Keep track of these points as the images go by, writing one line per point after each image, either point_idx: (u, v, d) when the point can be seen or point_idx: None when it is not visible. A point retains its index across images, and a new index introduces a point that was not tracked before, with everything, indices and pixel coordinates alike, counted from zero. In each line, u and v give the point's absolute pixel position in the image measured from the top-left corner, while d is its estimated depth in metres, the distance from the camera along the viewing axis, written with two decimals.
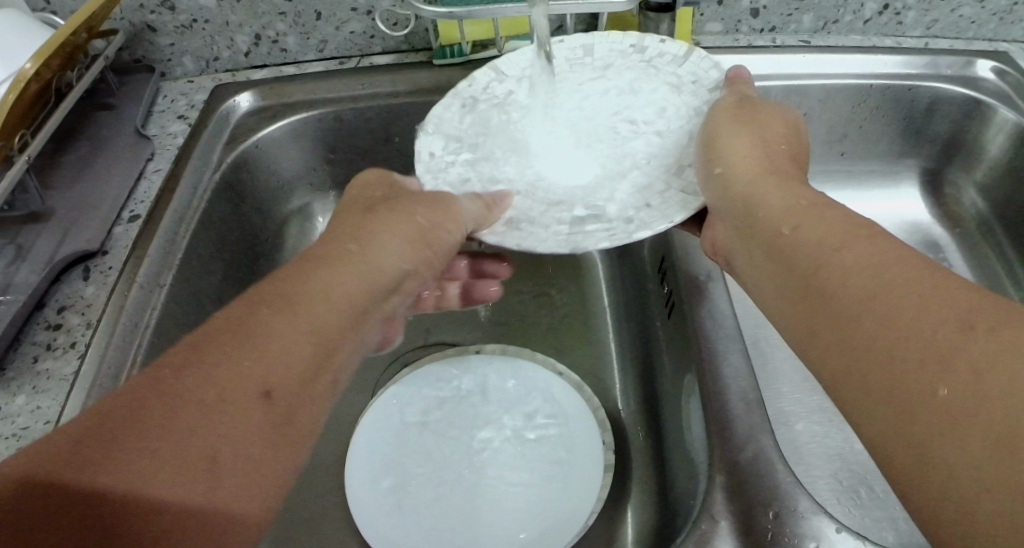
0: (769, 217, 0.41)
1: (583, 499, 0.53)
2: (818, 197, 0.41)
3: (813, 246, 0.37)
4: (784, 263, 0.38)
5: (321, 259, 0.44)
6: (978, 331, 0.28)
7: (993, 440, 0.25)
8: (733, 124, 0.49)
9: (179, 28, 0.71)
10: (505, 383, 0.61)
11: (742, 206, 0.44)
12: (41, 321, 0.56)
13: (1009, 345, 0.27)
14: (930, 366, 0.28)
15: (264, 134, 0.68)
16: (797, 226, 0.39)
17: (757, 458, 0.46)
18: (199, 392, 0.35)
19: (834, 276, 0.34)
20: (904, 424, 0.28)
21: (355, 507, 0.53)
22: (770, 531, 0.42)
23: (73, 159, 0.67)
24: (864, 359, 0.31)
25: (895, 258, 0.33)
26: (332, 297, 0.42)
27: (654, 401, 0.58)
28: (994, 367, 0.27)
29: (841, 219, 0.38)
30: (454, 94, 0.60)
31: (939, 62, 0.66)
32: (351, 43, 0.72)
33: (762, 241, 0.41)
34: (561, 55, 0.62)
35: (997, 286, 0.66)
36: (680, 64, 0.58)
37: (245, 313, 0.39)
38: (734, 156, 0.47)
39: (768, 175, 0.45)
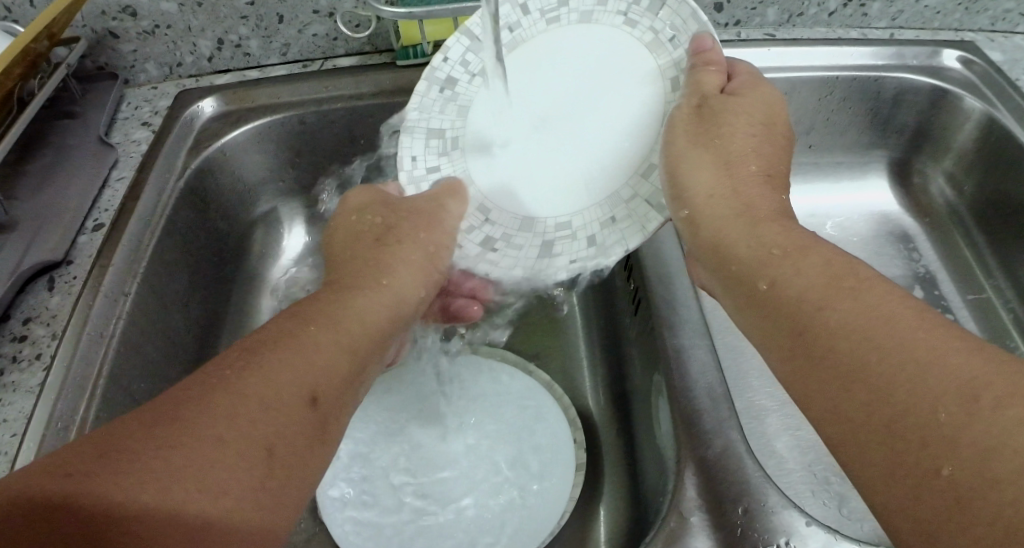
0: (743, 268, 0.40)
1: (559, 493, 0.52)
2: (789, 243, 0.39)
3: (793, 301, 0.36)
4: (767, 317, 0.37)
5: (345, 288, 0.44)
6: (981, 405, 0.27)
7: (1007, 527, 0.25)
8: (692, 151, 0.46)
9: (140, 35, 0.70)
10: (476, 384, 0.61)
11: (714, 254, 0.43)
12: (6, 334, 0.55)
13: (1014, 423, 0.26)
14: (935, 443, 0.28)
15: (228, 139, 0.68)
16: (774, 281, 0.37)
17: (724, 452, 0.45)
18: (231, 403, 0.33)
19: (820, 337, 0.33)
20: (912, 500, 0.28)
21: (326, 515, 0.52)
22: (741, 526, 0.42)
23: (36, 168, 0.66)
24: (868, 428, 0.30)
25: (880, 318, 0.32)
26: (353, 317, 0.42)
27: (624, 396, 0.58)
28: (1001, 446, 0.26)
29: (819, 267, 0.36)
30: (429, 76, 0.53)
31: (905, 53, 0.66)
32: (313, 46, 0.72)
33: (741, 294, 0.40)
34: (533, 8, 0.51)
35: (967, 275, 0.66)
36: (657, 13, 0.49)
37: (267, 333, 0.38)
38: (696, 197, 0.45)
39: (738, 216, 0.42)
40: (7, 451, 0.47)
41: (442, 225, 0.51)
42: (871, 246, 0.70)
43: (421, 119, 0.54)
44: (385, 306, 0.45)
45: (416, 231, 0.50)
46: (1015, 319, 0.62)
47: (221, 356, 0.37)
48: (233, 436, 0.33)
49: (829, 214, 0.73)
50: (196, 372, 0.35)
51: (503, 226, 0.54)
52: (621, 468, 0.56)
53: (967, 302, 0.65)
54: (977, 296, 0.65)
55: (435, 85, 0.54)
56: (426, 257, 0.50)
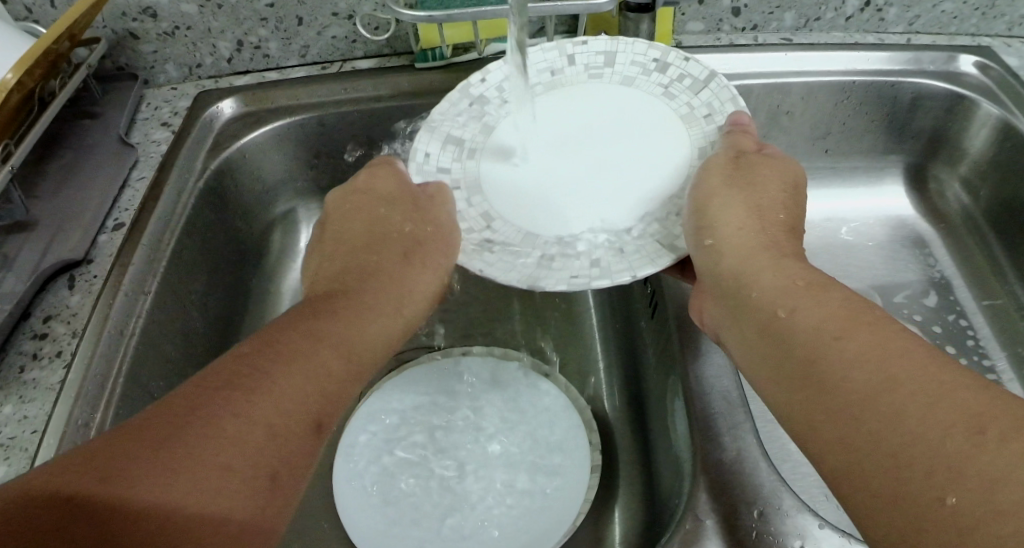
0: (762, 297, 0.40)
1: (574, 495, 0.53)
2: (813, 277, 0.40)
3: (811, 331, 0.36)
4: (781, 348, 0.37)
5: (352, 291, 0.44)
6: (988, 437, 0.28)
7: None
8: (725, 190, 0.47)
9: (161, 36, 0.71)
10: (490, 388, 0.61)
11: (732, 282, 0.43)
12: (26, 332, 0.56)
13: (1019, 457, 0.26)
14: (940, 473, 0.28)
15: (248, 139, 0.68)
16: (793, 310, 0.38)
17: (740, 455, 0.46)
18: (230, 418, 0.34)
19: (834, 367, 0.34)
20: (912, 530, 0.28)
21: (341, 512, 0.53)
22: (755, 530, 0.42)
23: (57, 167, 0.67)
24: (870, 457, 0.30)
25: (895, 352, 0.33)
26: (360, 338, 0.42)
27: (641, 403, 0.58)
28: (1005, 479, 0.26)
29: (838, 303, 0.37)
30: (463, 89, 0.57)
31: (922, 57, 0.66)
32: (333, 48, 0.72)
33: (755, 324, 0.40)
34: (579, 61, 0.58)
35: (983, 282, 0.66)
36: (697, 92, 0.55)
37: (273, 341, 0.39)
38: (724, 228, 0.45)
39: (762, 249, 0.43)
40: (29, 448, 0.48)
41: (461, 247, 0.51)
42: (887, 251, 0.70)
43: (444, 123, 0.56)
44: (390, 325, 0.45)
45: (432, 247, 0.49)
46: None
47: (227, 359, 0.37)
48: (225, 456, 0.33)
49: (845, 218, 0.73)
50: (200, 376, 0.36)
51: (504, 236, 0.52)
52: (636, 472, 0.56)
53: (982, 307, 0.65)
54: (993, 302, 0.65)
55: (468, 100, 0.57)
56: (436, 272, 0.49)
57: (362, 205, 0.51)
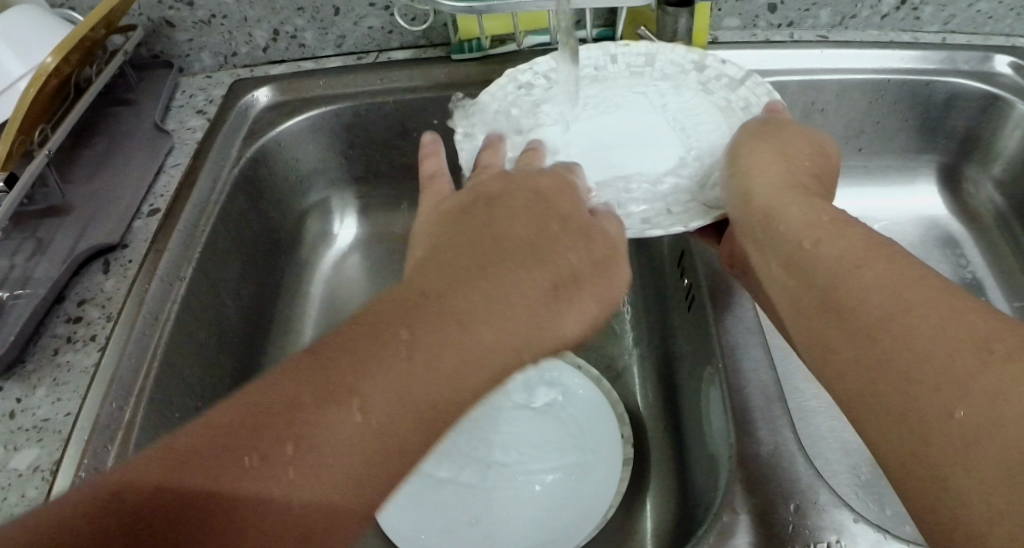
0: (788, 230, 0.41)
1: (603, 488, 0.53)
2: (838, 215, 0.41)
3: (832, 260, 0.37)
4: (802, 279, 0.38)
5: (471, 298, 0.36)
6: (995, 357, 0.28)
7: (1009, 467, 0.25)
8: (755, 143, 0.49)
9: (196, 24, 0.72)
10: (522, 379, 0.61)
11: (760, 221, 0.44)
12: (60, 314, 0.56)
13: (1023, 376, 0.27)
14: (944, 389, 0.28)
15: (283, 128, 0.69)
16: (818, 240, 0.39)
17: (776, 451, 0.46)
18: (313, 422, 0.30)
19: (853, 290, 0.35)
20: (920, 450, 0.28)
21: (379, 508, 0.53)
22: (792, 523, 0.43)
23: (94, 153, 0.68)
24: (881, 377, 0.31)
25: (911, 277, 0.33)
26: (478, 355, 0.35)
27: (673, 388, 0.59)
28: (1002, 392, 0.27)
29: (859, 237, 0.38)
30: (510, 76, 0.60)
31: (956, 57, 0.66)
32: (368, 38, 0.73)
33: (779, 256, 0.41)
34: (621, 61, 0.61)
35: (1014, 283, 0.65)
36: (734, 89, 0.57)
37: (408, 324, 0.34)
38: (754, 172, 0.47)
39: (790, 189, 0.44)
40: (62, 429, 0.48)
41: (615, 268, 0.43)
42: (918, 251, 0.69)
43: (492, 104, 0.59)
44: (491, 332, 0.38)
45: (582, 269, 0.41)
46: None
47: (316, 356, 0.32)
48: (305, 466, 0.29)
49: (875, 217, 0.73)
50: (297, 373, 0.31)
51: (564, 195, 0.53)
52: (669, 466, 0.56)
53: (1014, 309, 0.64)
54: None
55: (513, 85, 0.60)
56: (580, 289, 0.40)
57: (507, 197, 0.45)
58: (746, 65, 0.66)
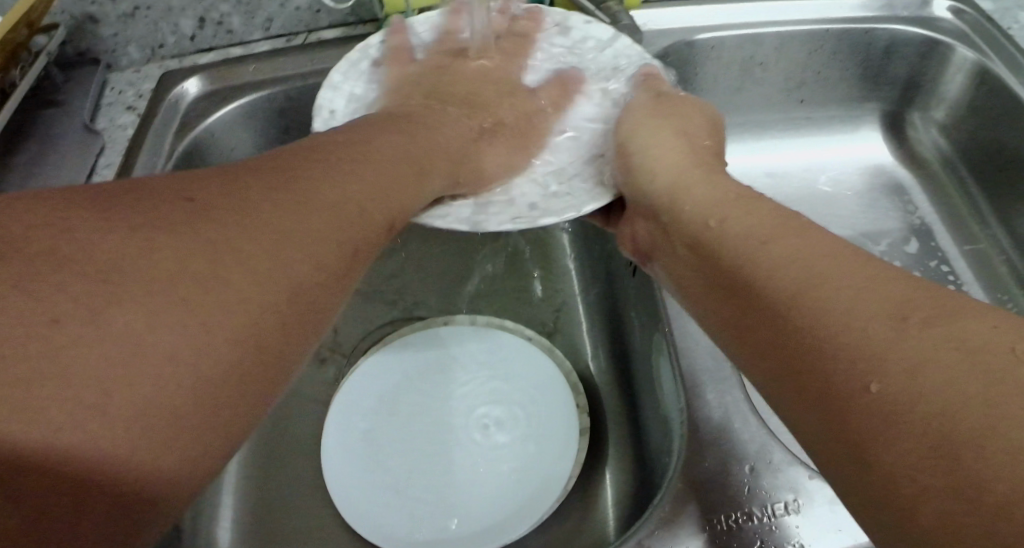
0: (695, 210, 0.42)
1: (563, 460, 0.53)
2: (744, 192, 0.41)
3: (739, 237, 0.37)
4: (708, 261, 0.38)
5: (349, 160, 0.37)
6: (911, 323, 0.27)
7: (934, 436, 0.23)
8: (651, 122, 0.51)
9: (120, 18, 0.69)
10: (476, 356, 0.60)
11: (668, 202, 0.45)
12: None
13: (940, 337, 0.26)
14: (863, 359, 0.26)
15: (215, 118, 0.67)
16: (724, 219, 0.39)
17: (727, 415, 0.47)
18: (143, 324, 0.24)
19: (758, 267, 0.34)
20: (844, 421, 0.26)
21: (338, 501, 0.52)
22: (748, 484, 0.43)
23: (23, 159, 0.66)
24: (793, 356, 0.29)
25: (817, 250, 0.33)
26: (298, 242, 0.30)
27: (626, 355, 0.58)
28: (921, 365, 0.25)
29: (767, 212, 0.38)
30: (362, 51, 0.57)
31: (895, 4, 0.65)
32: (296, 19, 0.71)
33: (688, 240, 0.41)
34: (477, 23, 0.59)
35: (961, 226, 0.66)
36: (603, 51, 0.58)
37: (297, 166, 0.34)
38: (657, 151, 0.48)
39: (695, 167, 0.46)
40: None
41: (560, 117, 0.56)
42: (866, 198, 0.69)
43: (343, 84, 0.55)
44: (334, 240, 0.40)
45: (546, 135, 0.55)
46: (1010, 268, 0.63)
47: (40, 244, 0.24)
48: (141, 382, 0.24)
49: (823, 168, 0.72)
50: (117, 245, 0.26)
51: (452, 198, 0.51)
52: (626, 434, 0.56)
53: (964, 252, 0.65)
54: (974, 247, 0.65)
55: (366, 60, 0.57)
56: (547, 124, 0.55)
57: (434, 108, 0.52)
58: (682, 22, 0.64)
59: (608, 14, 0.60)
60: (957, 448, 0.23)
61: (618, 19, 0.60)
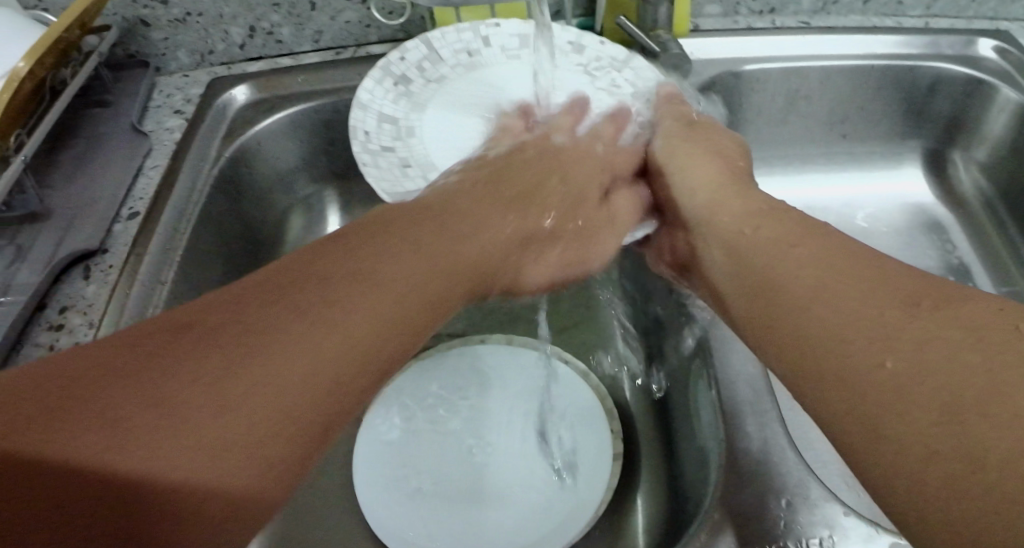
0: (731, 220, 0.44)
1: (594, 484, 0.53)
2: (776, 204, 0.43)
3: (768, 242, 0.40)
4: (740, 264, 0.41)
5: (409, 235, 0.40)
6: (922, 307, 0.29)
7: (942, 401, 0.26)
8: (684, 144, 0.53)
9: (171, 22, 0.70)
10: (513, 376, 0.60)
11: (705, 212, 0.47)
12: (42, 323, 0.55)
13: (948, 319, 0.28)
14: (878, 338, 0.29)
15: (262, 127, 0.68)
16: (758, 228, 0.41)
17: (765, 446, 0.46)
18: (197, 403, 0.27)
19: (785, 266, 0.37)
20: (861, 397, 0.28)
21: (366, 510, 0.53)
22: (783, 519, 0.43)
23: (70, 157, 0.67)
24: (815, 340, 0.32)
25: (835, 252, 0.36)
26: (352, 324, 0.33)
27: (662, 382, 0.59)
28: (932, 340, 0.28)
29: (795, 221, 0.40)
30: (385, 68, 0.58)
31: (940, 42, 0.65)
32: (346, 33, 0.72)
33: (721, 245, 0.43)
34: (494, 43, 0.61)
35: (999, 267, 0.65)
36: (619, 70, 0.60)
37: (360, 248, 0.37)
38: (693, 170, 0.50)
39: (731, 184, 0.48)
40: None
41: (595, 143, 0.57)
42: (903, 234, 0.70)
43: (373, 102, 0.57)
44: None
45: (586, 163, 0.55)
46: None
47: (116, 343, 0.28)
48: (197, 437, 0.26)
49: (862, 204, 0.72)
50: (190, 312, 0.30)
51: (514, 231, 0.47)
52: (659, 462, 0.56)
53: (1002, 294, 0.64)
54: (1011, 288, 0.64)
55: (390, 79, 0.59)
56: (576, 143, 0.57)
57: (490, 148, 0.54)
58: (728, 53, 0.65)
59: (657, 43, 0.61)
60: (965, 410, 0.25)
61: (667, 48, 0.61)
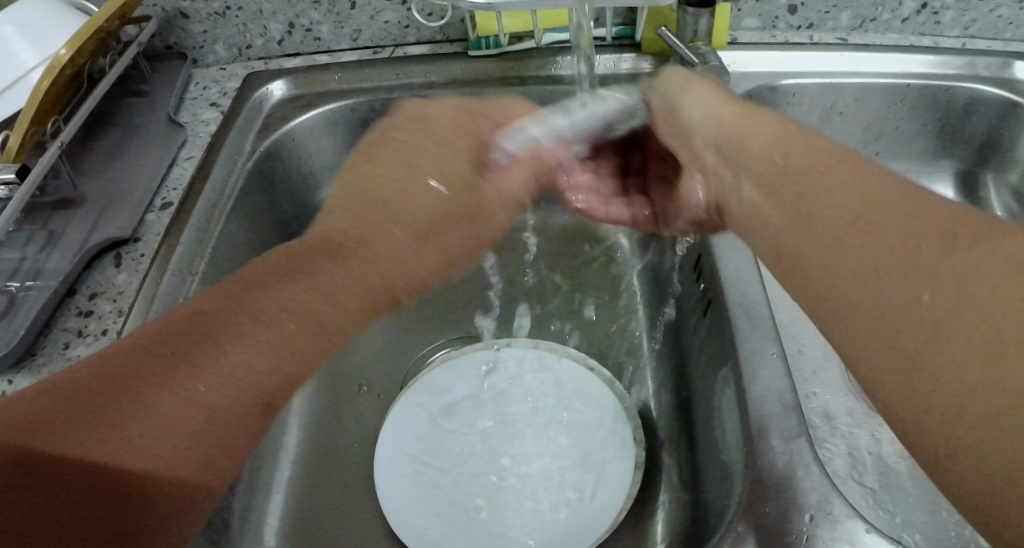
0: (760, 148, 0.42)
1: (614, 492, 0.53)
2: (803, 129, 0.42)
3: (800, 171, 0.39)
4: (772, 196, 0.40)
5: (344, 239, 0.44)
6: (960, 240, 0.30)
7: (979, 344, 0.27)
8: (689, 79, 0.48)
9: (211, 16, 0.72)
10: (536, 381, 0.61)
11: (732, 144, 0.44)
12: (72, 309, 0.56)
13: (987, 252, 0.29)
14: (917, 274, 0.30)
15: (297, 123, 0.69)
16: (788, 153, 0.40)
17: (790, 461, 0.46)
18: (149, 419, 0.34)
19: (822, 199, 0.37)
20: (900, 336, 0.30)
21: (386, 509, 0.53)
22: (806, 533, 0.42)
23: (105, 144, 0.68)
24: (857, 277, 0.32)
25: (872, 181, 0.35)
26: (274, 334, 0.39)
27: (686, 393, 0.59)
28: (974, 275, 0.28)
29: (825, 148, 0.40)
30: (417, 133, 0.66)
31: (977, 63, 0.65)
32: (384, 33, 0.73)
33: (754, 174, 0.42)
34: None
35: None
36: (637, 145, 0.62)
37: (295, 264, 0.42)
38: (704, 106, 0.46)
39: (749, 112, 0.44)
40: None
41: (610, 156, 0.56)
42: None
43: None
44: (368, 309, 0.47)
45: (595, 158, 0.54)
46: None
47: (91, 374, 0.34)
48: (161, 447, 0.34)
49: None
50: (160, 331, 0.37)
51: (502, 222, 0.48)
52: (680, 472, 0.56)
53: None
54: None
55: None
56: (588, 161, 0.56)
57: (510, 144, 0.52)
58: (764, 67, 0.66)
59: (695, 53, 0.61)
60: (1003, 349, 0.26)
61: (705, 59, 0.61)
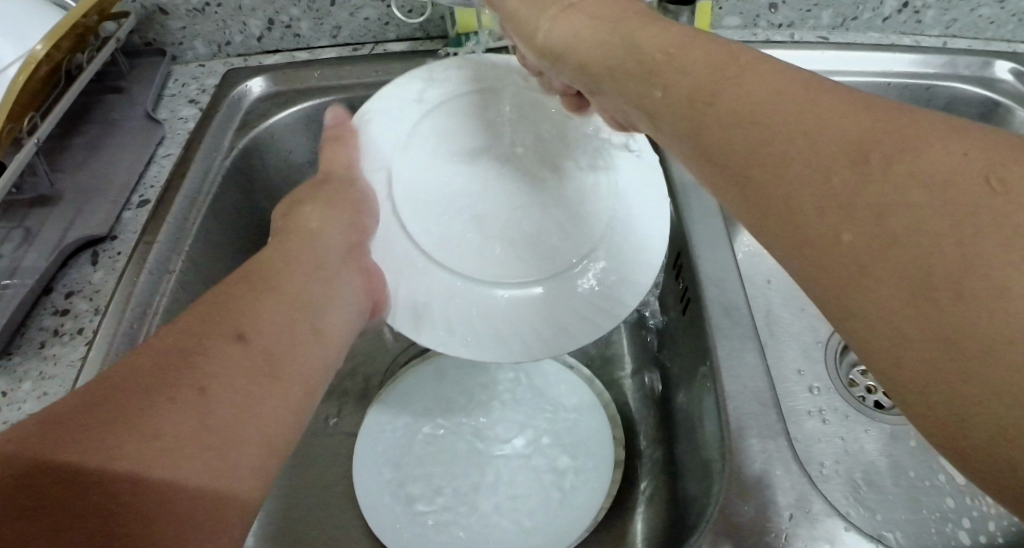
0: (635, 65, 0.36)
1: (594, 491, 0.52)
2: (677, 29, 0.36)
3: (689, 90, 0.32)
4: (677, 124, 0.33)
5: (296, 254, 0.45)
6: (873, 164, 0.24)
7: (916, 285, 0.22)
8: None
9: (190, 12, 0.71)
10: (517, 381, 0.60)
11: (607, 67, 0.38)
12: (48, 307, 0.55)
13: (913, 172, 0.23)
14: (834, 211, 0.25)
15: (276, 121, 0.68)
16: (664, 68, 0.34)
17: (769, 461, 0.45)
18: (170, 439, 0.30)
19: (725, 119, 0.30)
20: (857, 298, 0.24)
21: (364, 507, 0.53)
22: (785, 532, 0.43)
23: (82, 141, 0.67)
24: (796, 226, 0.26)
25: (772, 88, 0.29)
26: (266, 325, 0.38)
27: (665, 392, 0.59)
28: (923, 215, 0.23)
29: (702, 50, 0.33)
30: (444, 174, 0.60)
31: (957, 63, 0.65)
32: (365, 30, 0.72)
33: (641, 102, 0.35)
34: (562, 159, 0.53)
35: None
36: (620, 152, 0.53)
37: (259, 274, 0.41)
38: (568, 25, 0.41)
39: (614, 17, 0.39)
40: None
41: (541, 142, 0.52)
42: None
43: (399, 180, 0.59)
44: (360, 304, 0.46)
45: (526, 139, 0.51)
46: None
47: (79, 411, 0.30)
48: (184, 460, 0.30)
49: None
50: (156, 336, 0.35)
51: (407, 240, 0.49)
52: (659, 471, 0.56)
53: None
54: None
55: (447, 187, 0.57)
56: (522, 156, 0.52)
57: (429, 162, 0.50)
58: None
59: None
60: (947, 297, 0.21)
61: None
